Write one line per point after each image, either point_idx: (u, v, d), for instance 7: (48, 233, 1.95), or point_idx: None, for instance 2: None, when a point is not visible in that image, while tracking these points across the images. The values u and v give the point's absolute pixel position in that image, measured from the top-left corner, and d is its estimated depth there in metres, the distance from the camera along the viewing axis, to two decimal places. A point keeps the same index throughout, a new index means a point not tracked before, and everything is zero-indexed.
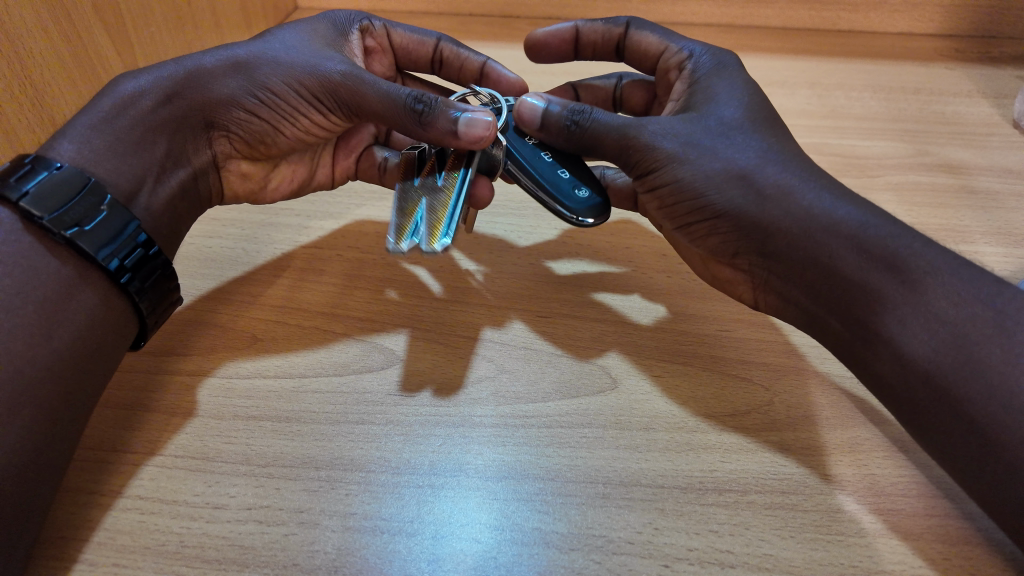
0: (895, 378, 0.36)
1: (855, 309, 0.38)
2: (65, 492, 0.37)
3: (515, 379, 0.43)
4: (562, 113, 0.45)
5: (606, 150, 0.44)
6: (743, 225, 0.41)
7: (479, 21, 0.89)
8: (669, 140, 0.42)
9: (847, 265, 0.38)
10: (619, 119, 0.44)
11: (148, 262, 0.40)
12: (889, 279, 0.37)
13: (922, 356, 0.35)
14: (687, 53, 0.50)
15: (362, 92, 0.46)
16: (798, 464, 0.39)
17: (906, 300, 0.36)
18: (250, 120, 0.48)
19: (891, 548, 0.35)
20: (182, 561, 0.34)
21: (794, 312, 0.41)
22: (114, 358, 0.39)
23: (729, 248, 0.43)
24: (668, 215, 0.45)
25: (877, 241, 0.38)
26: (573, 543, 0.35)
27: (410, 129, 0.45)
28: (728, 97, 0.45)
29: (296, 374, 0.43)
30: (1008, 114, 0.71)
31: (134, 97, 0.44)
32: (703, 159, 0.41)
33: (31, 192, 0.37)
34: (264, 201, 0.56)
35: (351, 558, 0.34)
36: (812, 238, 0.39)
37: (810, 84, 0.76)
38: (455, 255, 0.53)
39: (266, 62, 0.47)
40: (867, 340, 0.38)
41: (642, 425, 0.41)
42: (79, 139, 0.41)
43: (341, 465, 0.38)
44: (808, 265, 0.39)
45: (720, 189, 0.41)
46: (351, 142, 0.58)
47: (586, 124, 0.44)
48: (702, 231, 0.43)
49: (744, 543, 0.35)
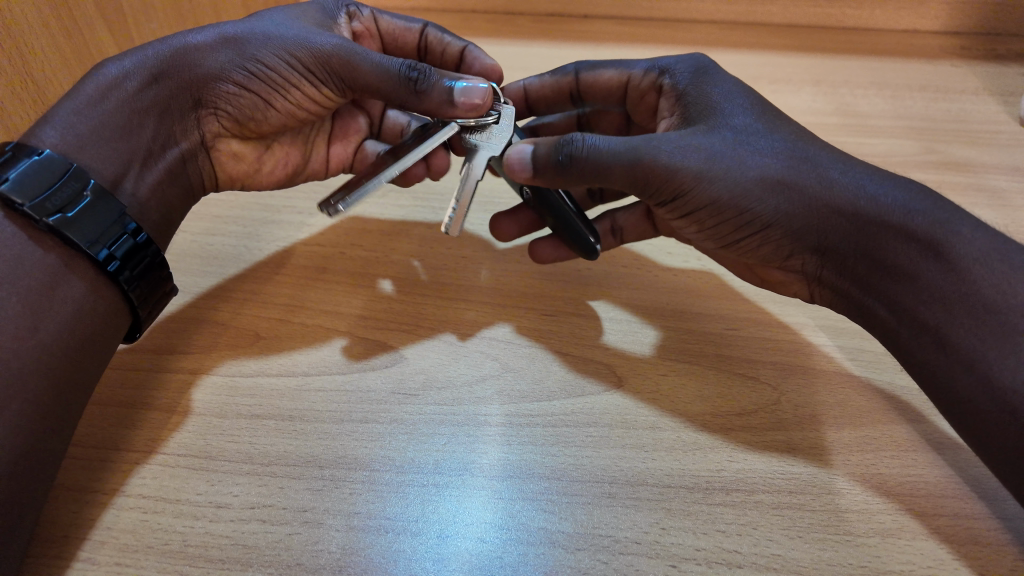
0: (943, 364, 0.36)
1: (899, 298, 0.38)
2: (64, 490, 0.37)
3: (520, 378, 0.43)
4: (551, 151, 0.41)
5: (615, 176, 0.41)
6: (795, 230, 0.40)
7: (482, 18, 0.88)
8: (690, 157, 0.40)
9: (898, 255, 0.38)
10: (616, 143, 0.40)
11: (138, 251, 0.40)
12: (934, 266, 0.37)
13: (963, 344, 0.36)
14: (657, 72, 0.50)
15: (356, 64, 0.45)
16: (805, 463, 0.39)
17: (953, 286, 0.37)
18: (239, 95, 0.47)
19: (899, 549, 0.35)
20: (186, 561, 0.34)
21: (851, 310, 0.41)
22: (108, 351, 0.39)
23: (782, 253, 0.42)
24: (710, 233, 0.43)
25: (923, 230, 0.38)
26: (578, 543, 0.35)
27: (406, 100, 0.45)
28: (731, 102, 0.45)
29: (298, 373, 0.43)
30: (1015, 112, 0.71)
31: (118, 80, 0.44)
32: (734, 170, 0.40)
33: (11, 179, 0.36)
34: (259, 184, 0.55)
35: (354, 558, 0.34)
36: (867, 233, 0.39)
37: (816, 81, 0.76)
38: (459, 253, 0.53)
39: (257, 37, 0.47)
40: (915, 330, 0.38)
41: (647, 424, 0.41)
42: (63, 125, 0.41)
43: (344, 464, 0.38)
44: (859, 256, 0.39)
45: (761, 199, 0.40)
46: (347, 130, 0.59)
47: (582, 158, 0.40)
48: (754, 244, 0.42)
49: (751, 543, 0.35)
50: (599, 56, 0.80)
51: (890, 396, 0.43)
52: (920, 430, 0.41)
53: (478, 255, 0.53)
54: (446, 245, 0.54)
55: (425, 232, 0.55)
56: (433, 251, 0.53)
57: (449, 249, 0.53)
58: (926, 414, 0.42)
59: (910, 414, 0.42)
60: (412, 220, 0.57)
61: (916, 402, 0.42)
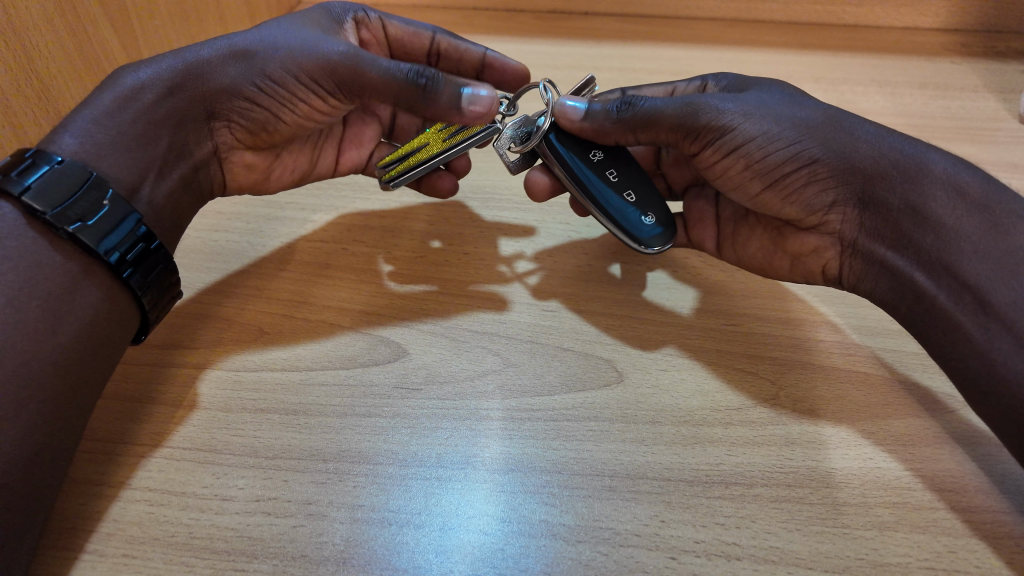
0: (976, 324, 0.39)
1: (944, 255, 0.41)
2: (72, 482, 0.37)
3: (521, 373, 0.43)
4: (608, 105, 0.46)
5: (665, 126, 0.44)
6: (842, 169, 0.43)
7: (484, 15, 0.88)
8: (733, 105, 0.43)
9: (940, 208, 0.41)
10: (668, 101, 0.44)
11: (149, 256, 0.40)
12: (981, 221, 0.41)
13: (1005, 303, 0.38)
14: (700, 83, 0.52)
15: (362, 71, 0.45)
16: (804, 457, 0.39)
17: (998, 244, 0.40)
18: (251, 108, 0.48)
19: (896, 542, 0.35)
20: (191, 553, 0.34)
21: (885, 281, 0.44)
22: (119, 350, 0.40)
23: (825, 201, 0.44)
24: (755, 178, 0.44)
25: (969, 186, 0.42)
26: (579, 535, 0.35)
27: (415, 107, 0.45)
28: (774, 83, 0.48)
29: (302, 367, 0.43)
30: (1015, 110, 0.71)
31: (136, 91, 0.44)
32: (778, 111, 0.43)
33: (33, 187, 0.37)
34: (268, 190, 0.55)
35: (358, 550, 0.35)
36: (919, 185, 0.42)
37: (816, 79, 0.76)
38: (461, 250, 0.53)
39: (264, 49, 0.46)
40: (957, 288, 0.40)
41: (648, 418, 0.41)
42: (81, 134, 0.42)
43: (348, 458, 0.38)
44: (904, 210, 0.42)
45: (811, 135, 0.43)
46: (360, 136, 0.59)
47: (636, 107, 0.44)
48: (798, 184, 0.44)
49: (750, 536, 0.35)
50: (599, 54, 0.80)
51: (893, 392, 0.43)
52: (921, 425, 0.41)
53: (482, 252, 0.53)
54: (448, 242, 0.54)
55: (427, 229, 0.55)
56: (436, 247, 0.54)
57: (453, 245, 0.54)
58: (924, 408, 0.42)
59: (911, 407, 0.42)
60: (414, 217, 0.57)
61: (916, 398, 0.43)
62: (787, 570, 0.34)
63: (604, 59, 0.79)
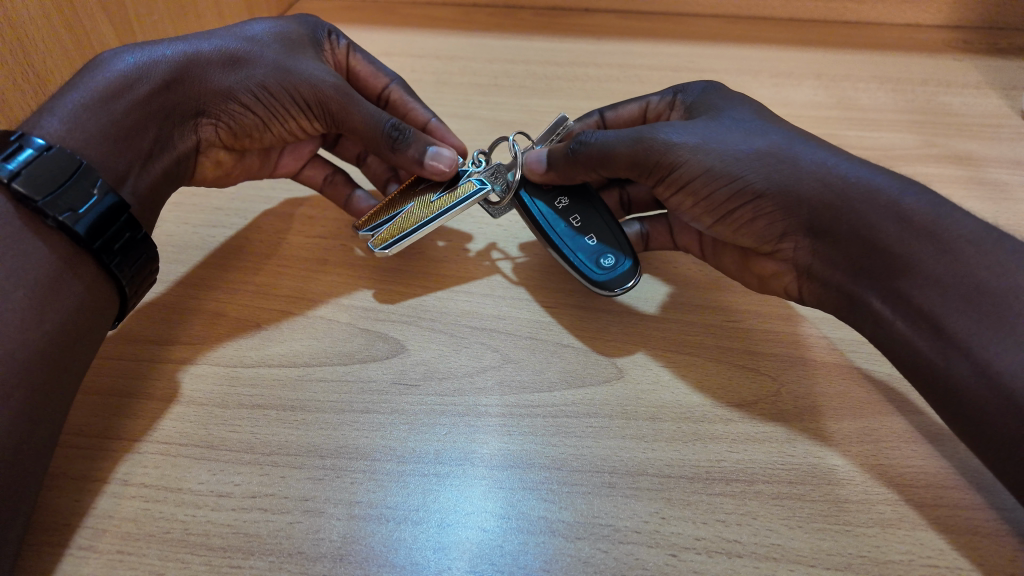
0: (931, 350, 0.37)
1: (894, 281, 0.39)
2: (65, 478, 0.37)
3: (521, 369, 0.43)
4: (564, 148, 0.47)
5: (619, 161, 0.44)
6: (786, 204, 0.41)
7: (484, 11, 0.88)
8: (682, 139, 0.43)
9: (887, 235, 0.39)
10: (618, 135, 0.44)
11: (135, 246, 0.40)
12: (929, 248, 0.38)
13: (961, 331, 0.36)
14: (673, 95, 0.51)
15: (349, 106, 0.47)
16: (806, 453, 0.39)
17: (951, 270, 0.37)
18: (243, 113, 0.48)
19: (899, 538, 0.35)
20: (187, 549, 0.34)
21: (844, 305, 0.42)
22: (97, 338, 0.39)
23: (774, 231, 0.43)
24: (703, 207, 0.44)
25: (915, 213, 0.39)
26: (578, 531, 0.35)
27: (383, 152, 0.47)
28: (726, 106, 0.47)
29: (301, 363, 0.43)
30: (1017, 106, 0.71)
31: (130, 80, 0.44)
32: (722, 147, 0.42)
33: (22, 173, 0.36)
34: (226, 185, 0.55)
35: (355, 547, 0.34)
36: (862, 215, 0.40)
37: (818, 75, 0.75)
38: (460, 247, 0.53)
39: (263, 62, 0.47)
40: (913, 318, 0.38)
41: (647, 415, 0.41)
42: (67, 117, 0.41)
43: (346, 454, 0.38)
44: (852, 240, 0.40)
45: (751, 169, 0.41)
46: (299, 150, 0.55)
47: (588, 146, 0.45)
48: (745, 217, 0.43)
49: (751, 533, 0.35)
50: (600, 51, 0.80)
51: (898, 390, 0.43)
52: (926, 423, 0.41)
53: (481, 249, 0.53)
54: (446, 239, 0.54)
55: None
56: (435, 245, 0.53)
57: (452, 243, 0.53)
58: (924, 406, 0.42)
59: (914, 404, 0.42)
60: None
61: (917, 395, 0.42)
62: (788, 568, 0.34)
63: (605, 56, 0.79)
